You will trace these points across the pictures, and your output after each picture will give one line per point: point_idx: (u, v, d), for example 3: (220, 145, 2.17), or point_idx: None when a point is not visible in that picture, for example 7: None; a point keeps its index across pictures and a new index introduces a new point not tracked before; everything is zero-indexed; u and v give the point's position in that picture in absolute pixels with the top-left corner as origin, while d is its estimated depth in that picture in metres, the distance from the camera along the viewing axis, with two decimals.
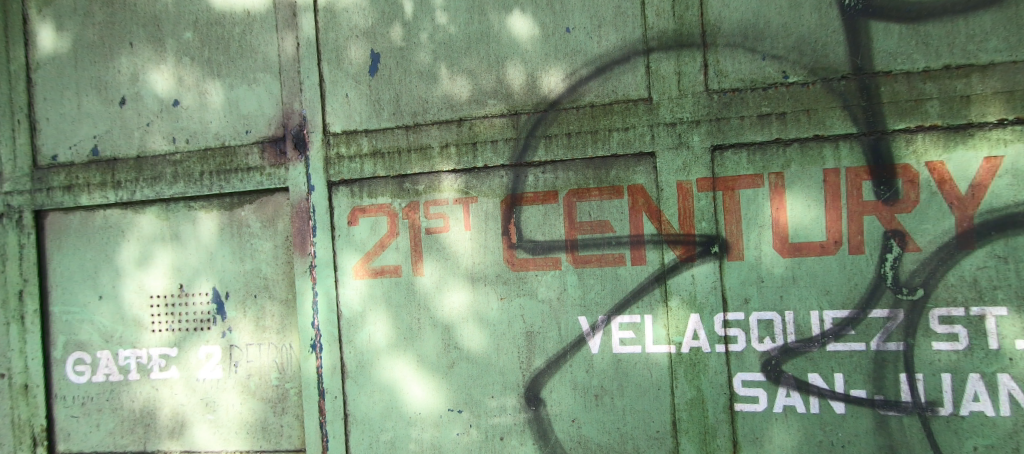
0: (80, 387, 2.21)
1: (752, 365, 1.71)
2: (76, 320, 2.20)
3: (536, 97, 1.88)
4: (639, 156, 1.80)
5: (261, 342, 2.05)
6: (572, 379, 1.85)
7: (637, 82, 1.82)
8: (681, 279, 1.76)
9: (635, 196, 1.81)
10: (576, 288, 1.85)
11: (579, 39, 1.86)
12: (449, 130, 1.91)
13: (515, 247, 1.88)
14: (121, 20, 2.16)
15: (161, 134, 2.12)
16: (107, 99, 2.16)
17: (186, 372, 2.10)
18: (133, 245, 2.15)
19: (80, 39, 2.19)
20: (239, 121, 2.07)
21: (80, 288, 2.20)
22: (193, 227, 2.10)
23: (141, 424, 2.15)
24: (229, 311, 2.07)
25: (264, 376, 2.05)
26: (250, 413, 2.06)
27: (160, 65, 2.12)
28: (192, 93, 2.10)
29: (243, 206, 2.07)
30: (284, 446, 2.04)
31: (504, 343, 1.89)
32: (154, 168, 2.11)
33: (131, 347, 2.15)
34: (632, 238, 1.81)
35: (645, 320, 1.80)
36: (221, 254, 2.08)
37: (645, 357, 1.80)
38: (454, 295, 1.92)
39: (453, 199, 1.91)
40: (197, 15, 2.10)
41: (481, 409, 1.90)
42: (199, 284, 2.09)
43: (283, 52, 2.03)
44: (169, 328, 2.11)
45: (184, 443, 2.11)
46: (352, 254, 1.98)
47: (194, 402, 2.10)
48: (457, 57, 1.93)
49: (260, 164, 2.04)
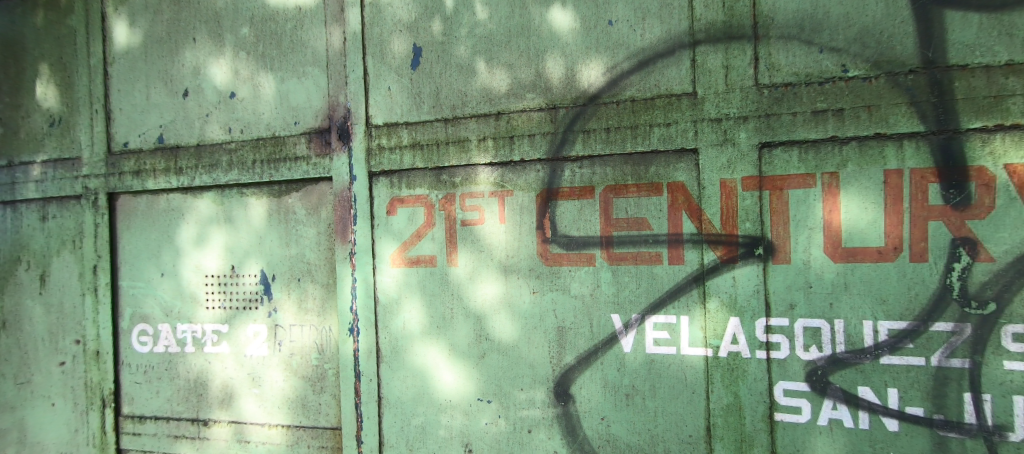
0: (143, 356, 2.40)
1: (796, 374, 1.65)
2: (141, 294, 2.40)
3: (576, 91, 1.87)
4: (680, 152, 1.77)
5: (304, 323, 2.16)
6: (603, 377, 1.85)
7: (681, 76, 1.78)
8: (721, 281, 1.72)
9: (675, 194, 1.78)
10: (610, 286, 1.84)
11: (622, 32, 1.84)
12: (487, 123, 1.94)
13: (549, 242, 1.89)
14: (186, 17, 2.31)
15: (219, 124, 2.26)
16: (172, 91, 2.33)
17: (236, 348, 2.25)
18: (191, 226, 2.31)
19: (149, 35, 2.37)
20: (289, 113, 2.17)
21: (145, 265, 2.39)
22: (245, 211, 2.23)
23: (195, 394, 2.32)
24: (276, 292, 2.19)
25: (306, 356, 2.16)
26: (292, 389, 2.18)
27: (219, 59, 2.26)
28: (247, 86, 2.22)
29: (291, 193, 2.18)
30: (322, 423, 2.15)
31: (535, 336, 1.91)
32: (211, 156, 2.26)
33: (188, 322, 2.32)
34: (671, 236, 1.78)
35: (681, 322, 1.78)
36: (270, 238, 2.20)
37: (680, 359, 1.77)
38: (487, 286, 1.95)
39: (489, 192, 1.94)
40: (253, 12, 2.22)
41: (510, 401, 1.94)
42: (249, 266, 2.22)
43: (330, 46, 2.12)
44: (222, 306, 2.26)
45: (232, 414, 2.26)
46: (390, 242, 2.05)
47: (243, 376, 2.25)
48: (497, 50, 1.95)
49: (307, 153, 2.14)
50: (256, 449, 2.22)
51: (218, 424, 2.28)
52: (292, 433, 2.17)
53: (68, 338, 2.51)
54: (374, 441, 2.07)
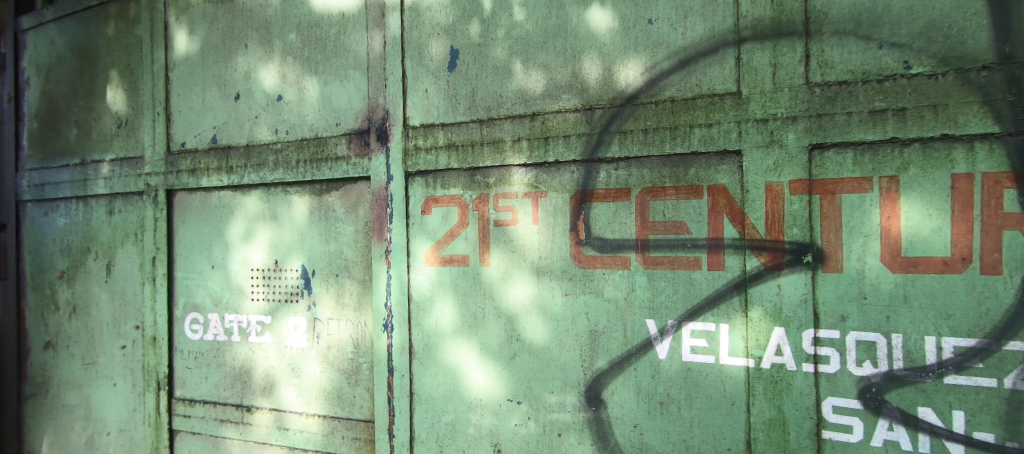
0: (194, 343, 2.56)
1: (846, 390, 1.56)
2: (193, 285, 2.56)
3: (613, 91, 1.85)
4: (722, 153, 1.71)
5: (341, 318, 2.24)
6: (636, 383, 1.82)
7: (724, 76, 1.72)
8: (764, 289, 1.65)
9: (716, 197, 1.72)
10: (645, 290, 1.81)
11: (661, 30, 1.80)
12: (522, 124, 1.95)
13: (582, 244, 1.88)
14: (239, 25, 2.45)
15: (267, 125, 2.38)
16: (226, 94, 2.47)
17: (278, 339, 2.36)
18: (240, 222, 2.44)
19: (206, 42, 2.52)
20: (331, 115, 2.26)
21: (198, 258, 2.55)
22: (289, 209, 2.34)
23: (240, 381, 2.45)
24: (315, 287, 2.28)
25: (342, 349, 2.24)
26: (329, 381, 2.26)
27: (268, 64, 2.38)
28: (293, 89, 2.33)
29: (331, 192, 2.26)
30: (356, 415, 2.22)
31: (566, 339, 1.90)
32: (260, 156, 2.38)
33: (235, 313, 2.45)
34: (711, 241, 1.72)
35: (720, 330, 1.72)
36: (311, 234, 2.29)
37: (719, 369, 1.72)
38: (519, 287, 1.96)
39: (523, 193, 1.95)
40: (301, 18, 2.32)
41: (541, 403, 1.93)
42: (291, 261, 2.33)
43: (371, 50, 2.19)
44: (266, 298, 2.38)
45: (273, 402, 2.38)
46: (424, 241, 2.09)
47: (283, 366, 2.35)
48: (533, 51, 1.95)
49: (348, 154, 2.21)
50: (294, 436, 2.32)
51: (261, 411, 2.39)
52: (328, 423, 2.26)
53: (130, 323, 2.70)
54: (405, 436, 2.12)
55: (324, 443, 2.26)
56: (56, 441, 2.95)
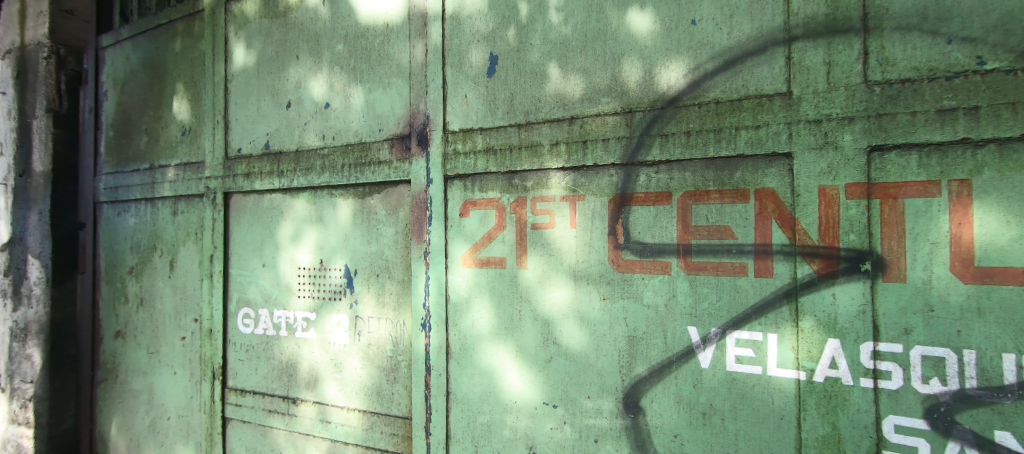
0: (245, 336, 2.71)
1: (911, 409, 1.45)
2: (246, 282, 2.71)
3: (653, 93, 1.82)
4: (771, 156, 1.65)
5: (381, 316, 2.31)
6: (677, 392, 1.77)
7: (772, 75, 1.66)
8: (817, 298, 1.57)
9: (764, 201, 1.66)
10: (687, 296, 1.76)
11: (705, 30, 1.76)
12: (560, 128, 1.95)
13: (621, 248, 1.85)
14: (292, 37, 2.59)
15: (315, 132, 2.50)
16: (279, 103, 2.62)
17: (322, 335, 2.46)
18: (289, 224, 2.57)
19: (262, 55, 2.68)
20: (375, 121, 2.34)
21: (250, 257, 2.70)
22: (334, 211, 2.44)
23: (287, 374, 2.57)
24: (357, 286, 2.37)
25: (382, 347, 2.31)
26: (369, 377, 2.34)
27: (318, 74, 2.50)
28: (340, 97, 2.44)
29: (374, 195, 2.35)
30: (394, 412, 2.28)
31: (603, 344, 1.88)
32: (308, 161, 2.50)
33: (283, 308, 2.58)
34: (758, 247, 1.66)
35: (768, 339, 1.65)
36: (354, 236, 2.39)
37: (767, 381, 1.65)
38: (556, 291, 1.96)
39: (561, 197, 1.95)
40: (348, 30, 2.43)
41: (577, 408, 1.92)
42: (335, 261, 2.43)
43: (414, 58, 2.26)
44: (311, 295, 2.49)
45: (317, 395, 2.48)
46: (462, 243, 2.13)
47: (327, 361, 2.45)
48: (572, 55, 1.96)
49: (390, 158, 2.29)
50: (335, 429, 2.40)
51: (305, 403, 2.50)
52: (367, 418, 2.33)
53: (189, 316, 2.90)
54: (441, 434, 2.15)
55: (364, 437, 2.33)
56: (122, 423, 3.19)
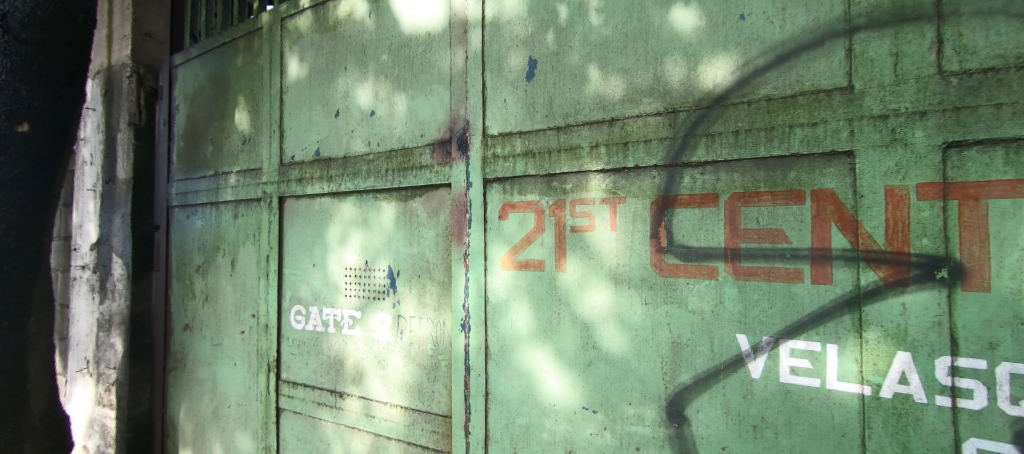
0: (297, 332, 2.87)
1: (997, 432, 1.32)
2: (298, 280, 2.87)
3: (698, 92, 1.77)
4: (830, 155, 1.56)
5: (422, 316, 2.38)
6: (725, 402, 1.70)
7: (831, 70, 1.57)
8: (885, 308, 1.46)
9: (821, 203, 1.56)
10: (736, 303, 1.69)
11: (755, 25, 1.68)
12: (600, 130, 1.93)
13: (664, 252, 1.81)
14: (341, 50, 2.73)
15: (361, 139, 2.62)
16: (329, 112, 2.76)
17: (366, 332, 2.57)
18: (337, 226, 2.70)
19: (314, 67, 2.84)
20: (417, 127, 2.42)
21: (302, 257, 2.85)
22: (378, 214, 2.54)
23: (334, 369, 2.70)
24: (399, 286, 2.45)
25: (423, 345, 2.37)
26: (411, 375, 2.41)
27: (364, 83, 2.63)
28: (385, 105, 2.55)
29: (415, 199, 2.42)
30: (435, 410, 2.33)
31: (645, 350, 1.84)
32: (354, 166, 2.62)
33: (331, 306, 2.71)
34: (815, 251, 1.57)
35: (827, 350, 1.54)
36: (397, 238, 2.47)
37: (826, 395, 1.54)
38: (596, 294, 1.93)
39: (600, 199, 1.93)
40: (392, 40, 2.54)
41: (618, 414, 1.88)
42: (379, 262, 2.53)
43: (454, 65, 2.32)
44: (357, 294, 2.61)
45: (362, 390, 2.58)
46: (501, 246, 2.15)
47: (371, 358, 2.55)
48: (612, 56, 1.94)
49: (432, 163, 2.35)
50: (379, 424, 2.49)
51: (351, 397, 2.62)
52: (409, 414, 2.40)
53: (247, 312, 3.11)
54: (480, 434, 2.17)
55: (406, 433, 2.40)
56: (190, 409, 3.47)
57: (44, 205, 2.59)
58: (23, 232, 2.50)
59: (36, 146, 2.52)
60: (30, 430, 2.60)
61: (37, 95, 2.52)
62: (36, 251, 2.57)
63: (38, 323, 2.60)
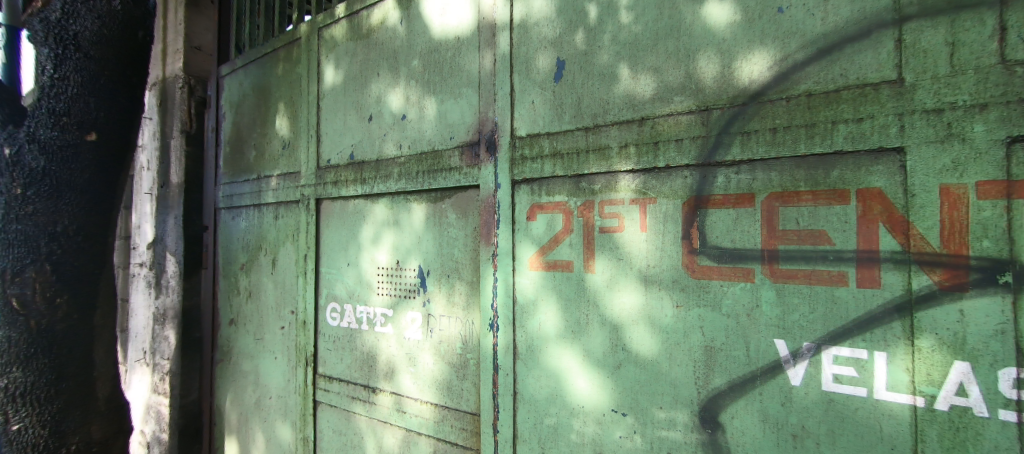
0: (332, 328, 2.98)
1: None
2: (334, 278, 2.97)
3: (733, 89, 1.72)
4: (877, 152, 1.48)
5: (451, 315, 2.42)
6: (762, 409, 1.64)
7: (878, 62, 1.49)
8: (940, 314, 1.37)
9: (868, 203, 1.48)
10: (774, 307, 1.63)
11: (795, 18, 1.62)
12: (630, 130, 1.91)
13: (696, 253, 1.76)
14: (374, 57, 2.82)
15: (393, 142, 2.69)
16: (362, 116, 2.85)
17: (398, 330, 2.63)
18: (369, 227, 2.79)
19: (348, 73, 2.95)
20: (447, 129, 2.47)
21: (338, 256, 2.96)
22: (409, 215, 2.61)
23: (368, 365, 2.78)
24: (429, 285, 2.51)
25: (452, 344, 2.42)
26: (440, 373, 2.46)
27: (396, 88, 2.71)
28: (415, 109, 2.61)
29: (445, 200, 2.47)
30: (464, 407, 2.36)
31: (677, 353, 1.80)
32: (386, 169, 2.70)
33: (365, 304, 2.80)
34: (861, 253, 1.49)
35: (874, 358, 1.46)
36: (427, 238, 2.53)
37: (873, 405, 1.46)
38: (625, 296, 1.91)
39: (630, 200, 1.90)
40: (422, 46, 2.60)
41: (648, 418, 1.85)
42: (410, 262, 2.59)
43: (483, 68, 2.35)
44: (389, 292, 2.68)
45: (394, 386, 2.65)
46: (529, 246, 2.16)
47: (403, 355, 2.62)
48: (642, 55, 1.91)
49: (461, 164, 2.39)
50: (410, 419, 2.55)
51: (383, 393, 2.69)
52: (439, 411, 2.44)
53: (287, 309, 3.25)
54: (508, 433, 2.19)
55: (435, 429, 2.45)
56: (235, 399, 3.66)
57: (107, 207, 2.81)
58: (90, 231, 2.75)
59: (101, 154, 2.75)
60: (96, 414, 2.79)
61: (104, 108, 2.73)
62: (101, 248, 2.80)
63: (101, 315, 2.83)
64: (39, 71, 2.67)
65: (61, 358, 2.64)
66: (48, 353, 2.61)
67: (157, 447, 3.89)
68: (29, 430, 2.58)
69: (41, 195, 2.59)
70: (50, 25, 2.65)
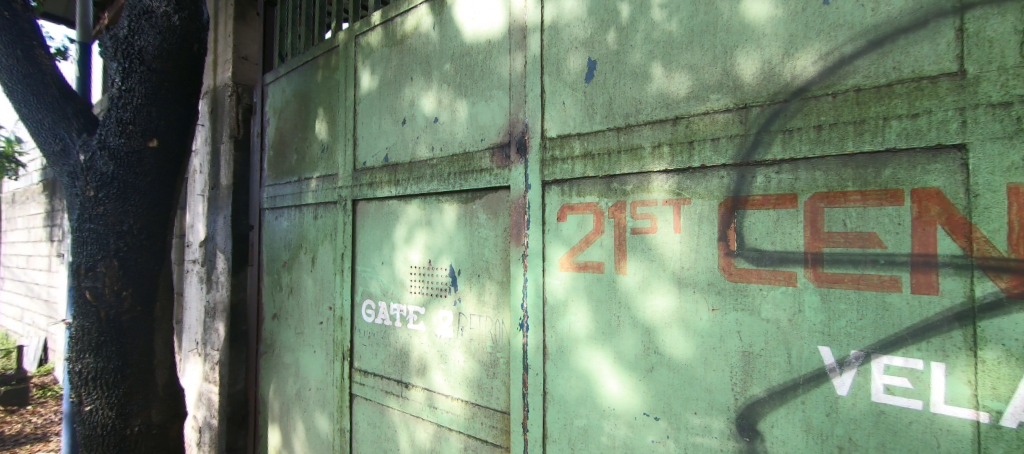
0: (367, 324, 3.08)
1: None
2: (368, 276, 3.07)
3: (775, 85, 1.65)
4: (935, 149, 1.38)
5: (482, 314, 2.45)
6: (804, 419, 1.57)
7: (937, 53, 1.39)
8: (1006, 324, 1.27)
9: (924, 203, 1.39)
10: (818, 312, 1.56)
11: (842, 9, 1.54)
12: (663, 130, 1.87)
13: (733, 255, 1.71)
14: (407, 62, 2.90)
15: (426, 144, 2.75)
16: (396, 119, 2.93)
17: (430, 328, 2.69)
18: (402, 227, 2.87)
19: (383, 79, 3.03)
20: (477, 131, 2.50)
21: (372, 255, 3.06)
22: (440, 215, 2.66)
23: (400, 361, 2.86)
24: (460, 284, 2.55)
25: (482, 342, 2.45)
26: (471, 370, 2.49)
27: (428, 92, 2.77)
28: (448, 112, 2.66)
29: (476, 201, 2.50)
30: (494, 405, 2.39)
31: (713, 357, 1.75)
32: (419, 171, 2.77)
33: (398, 302, 2.88)
34: (916, 258, 1.40)
35: (931, 369, 1.37)
36: (458, 238, 2.57)
37: (931, 419, 1.37)
38: (658, 298, 1.87)
39: (664, 200, 1.86)
40: (455, 50, 2.64)
41: (682, 423, 1.81)
42: (441, 261, 2.65)
43: (514, 70, 2.37)
44: (421, 291, 2.75)
45: (426, 382, 2.71)
46: (559, 247, 2.15)
47: (434, 352, 2.67)
48: (676, 53, 1.86)
49: (492, 166, 2.42)
50: (441, 415, 2.60)
51: (416, 388, 2.76)
52: (469, 408, 2.48)
53: (325, 305, 3.39)
54: (538, 432, 2.19)
55: (466, 425, 2.49)
56: (277, 389, 3.84)
57: (167, 206, 3.02)
58: (153, 230, 2.95)
59: (163, 160, 2.95)
60: (156, 399, 3.00)
61: (164, 117, 2.92)
62: (162, 245, 3.02)
63: (163, 308, 3.05)
64: (111, 83, 2.97)
65: (125, 348, 2.87)
66: (115, 341, 2.84)
67: (208, 432, 4.16)
68: (98, 411, 2.85)
69: (110, 197, 2.86)
70: (118, 42, 2.92)
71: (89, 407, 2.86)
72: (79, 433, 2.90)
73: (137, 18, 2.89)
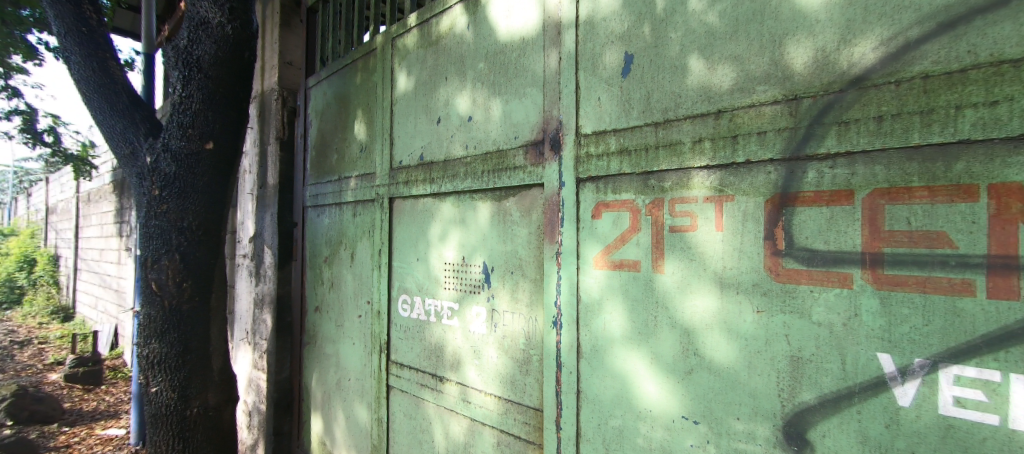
0: (404, 319, 3.16)
1: None
2: (404, 272, 3.15)
3: (829, 75, 1.54)
4: (1018, 139, 1.24)
5: (515, 311, 2.46)
6: (860, 430, 1.46)
7: (1020, 34, 1.24)
8: None
9: (1003, 200, 1.25)
10: (877, 316, 1.44)
11: None
12: (704, 124, 1.79)
13: (781, 255, 1.61)
14: (442, 62, 2.93)
15: (460, 143, 2.78)
16: (431, 118, 2.98)
17: (464, 324, 2.73)
18: (437, 224, 2.92)
19: (419, 79, 3.09)
20: (511, 129, 2.50)
21: (408, 252, 3.13)
22: (474, 214, 2.69)
23: (435, 355, 2.92)
24: (493, 281, 2.56)
25: (515, 339, 2.45)
26: (504, 367, 2.50)
27: (463, 91, 2.79)
28: (482, 111, 2.67)
29: (509, 198, 2.50)
30: (527, 402, 2.39)
31: (758, 362, 1.66)
32: (453, 169, 2.81)
33: (433, 297, 2.93)
34: (994, 259, 1.26)
35: (1010, 382, 1.23)
36: (491, 236, 2.58)
37: (1010, 436, 1.23)
38: (699, 300, 1.80)
39: (704, 198, 1.79)
40: (489, 48, 2.65)
41: (723, 429, 1.73)
42: (475, 259, 2.67)
43: (548, 67, 2.34)
44: (455, 287, 2.79)
45: (460, 377, 2.75)
46: (594, 245, 2.12)
47: (468, 347, 2.71)
48: (717, 44, 1.78)
49: (525, 163, 2.41)
50: (475, 409, 2.64)
51: (450, 383, 2.81)
52: (503, 403, 2.50)
53: (364, 298, 3.51)
54: (572, 431, 2.17)
55: (499, 421, 2.51)
56: (320, 378, 4.02)
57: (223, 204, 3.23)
58: (209, 227, 3.16)
59: (218, 161, 3.16)
60: (212, 383, 3.23)
61: (218, 121, 3.13)
62: (217, 240, 3.23)
63: (218, 299, 3.27)
64: (173, 91, 3.20)
65: (185, 335, 3.10)
66: (177, 329, 3.09)
67: (257, 416, 4.42)
68: (162, 392, 3.11)
69: (172, 195, 3.10)
70: (179, 52, 3.15)
71: (155, 388, 3.13)
72: (147, 411, 3.19)
73: (196, 29, 3.11)
